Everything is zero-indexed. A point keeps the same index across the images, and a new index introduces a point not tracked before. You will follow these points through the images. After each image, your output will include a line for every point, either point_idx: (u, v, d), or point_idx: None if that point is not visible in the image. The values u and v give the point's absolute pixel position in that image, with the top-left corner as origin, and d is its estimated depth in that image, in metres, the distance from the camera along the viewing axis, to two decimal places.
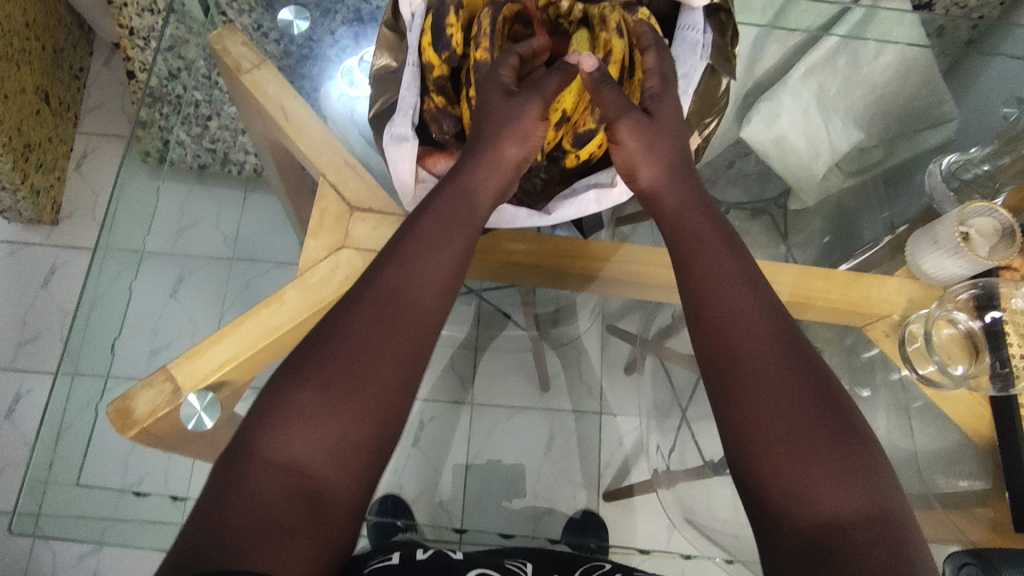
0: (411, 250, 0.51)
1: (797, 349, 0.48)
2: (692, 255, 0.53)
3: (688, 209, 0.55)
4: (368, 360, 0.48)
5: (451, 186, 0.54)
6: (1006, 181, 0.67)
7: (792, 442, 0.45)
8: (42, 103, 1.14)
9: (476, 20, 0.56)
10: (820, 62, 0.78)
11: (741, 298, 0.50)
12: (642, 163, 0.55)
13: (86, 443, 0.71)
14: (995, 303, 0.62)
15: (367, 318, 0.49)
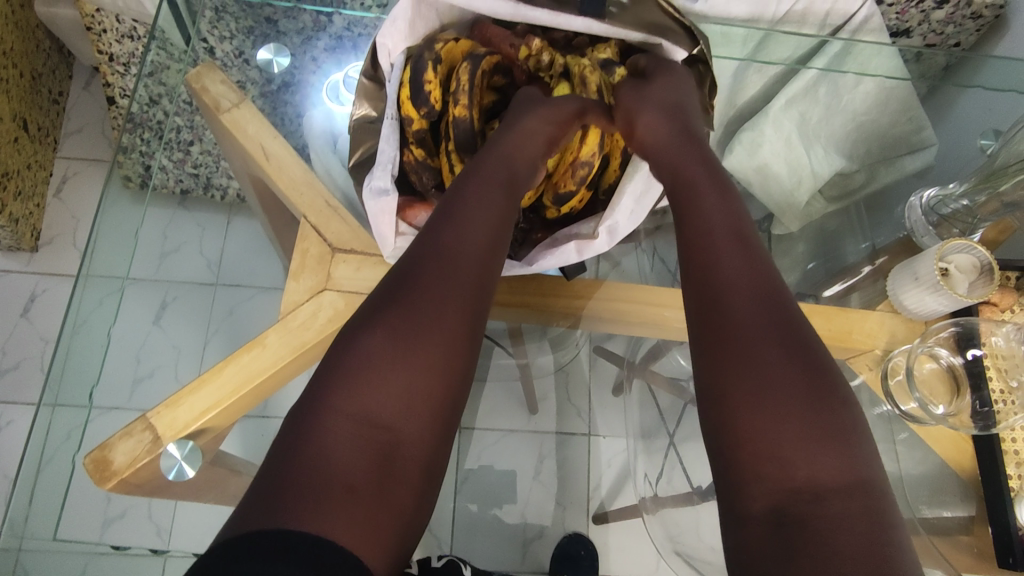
0: (455, 218, 0.53)
1: (784, 311, 0.48)
2: (690, 218, 0.53)
3: (691, 169, 0.55)
4: (419, 331, 0.49)
5: (492, 158, 0.56)
6: (985, 217, 0.69)
7: (780, 401, 0.44)
8: (20, 131, 1.12)
9: (455, 75, 0.55)
10: (801, 92, 0.78)
11: (751, 263, 0.50)
12: (640, 114, 0.57)
13: (63, 494, 0.65)
14: (975, 341, 0.63)
15: (425, 275, 0.51)
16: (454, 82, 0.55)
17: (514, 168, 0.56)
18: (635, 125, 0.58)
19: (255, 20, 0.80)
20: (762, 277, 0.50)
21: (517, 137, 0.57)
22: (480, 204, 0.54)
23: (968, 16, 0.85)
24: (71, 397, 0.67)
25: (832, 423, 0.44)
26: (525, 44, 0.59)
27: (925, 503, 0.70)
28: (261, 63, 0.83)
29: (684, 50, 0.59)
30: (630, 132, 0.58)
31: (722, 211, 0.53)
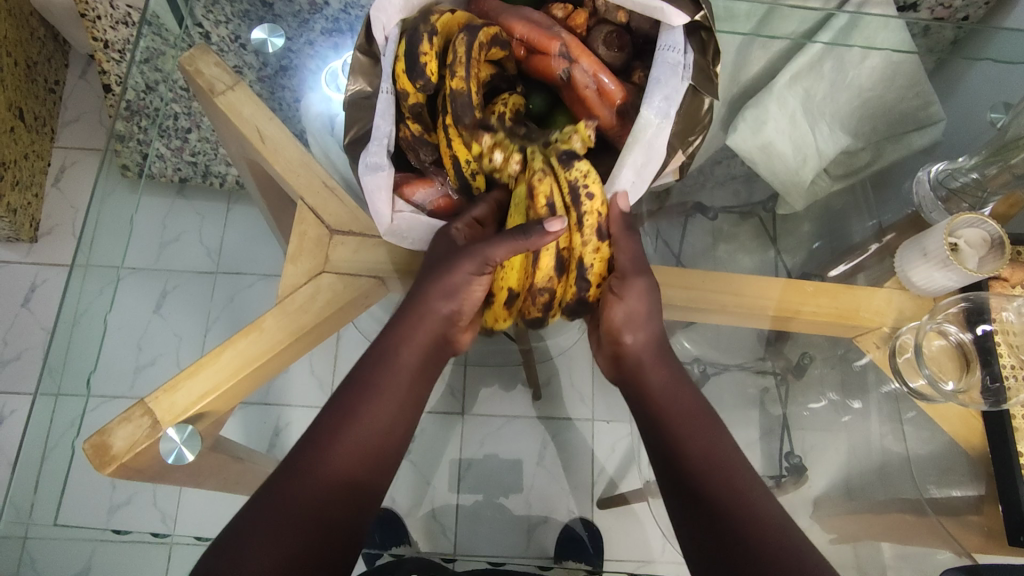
0: (368, 381, 0.57)
1: (728, 459, 0.55)
2: (656, 398, 0.58)
3: (663, 355, 0.59)
4: (343, 473, 0.53)
5: (387, 333, 0.59)
6: (995, 191, 0.68)
7: (741, 536, 0.50)
8: (16, 120, 1.11)
9: (450, 47, 0.52)
10: (806, 68, 0.76)
11: (679, 404, 0.59)
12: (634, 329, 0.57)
13: (64, 483, 0.66)
14: (985, 316, 0.62)
15: (336, 431, 0.55)
16: (450, 55, 0.52)
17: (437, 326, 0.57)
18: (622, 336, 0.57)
19: (252, 4, 0.81)
20: (692, 417, 0.58)
21: (427, 289, 0.56)
22: (395, 361, 0.57)
23: None
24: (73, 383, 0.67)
25: (770, 528, 0.50)
26: (475, 140, 0.53)
27: (933, 483, 0.70)
28: (255, 44, 0.81)
29: (687, 15, 0.52)
30: (617, 300, 0.55)
31: (665, 387, 0.59)
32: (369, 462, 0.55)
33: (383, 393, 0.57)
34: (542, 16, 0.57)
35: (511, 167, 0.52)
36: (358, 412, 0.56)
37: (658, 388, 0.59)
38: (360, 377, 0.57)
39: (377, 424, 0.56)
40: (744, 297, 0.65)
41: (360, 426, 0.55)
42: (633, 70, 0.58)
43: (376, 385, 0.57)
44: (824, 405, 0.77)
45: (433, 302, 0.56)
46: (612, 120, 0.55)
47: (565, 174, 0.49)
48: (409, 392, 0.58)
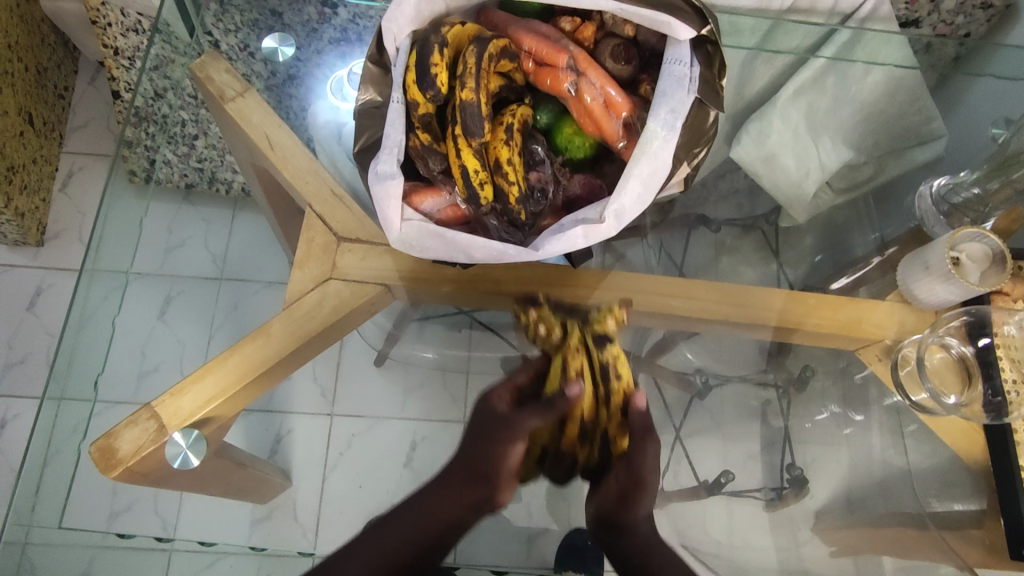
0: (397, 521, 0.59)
1: None
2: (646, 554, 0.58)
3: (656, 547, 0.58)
4: (349, 571, 0.55)
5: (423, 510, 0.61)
6: (996, 206, 0.68)
7: None
8: (26, 125, 1.12)
9: (461, 59, 0.53)
10: (809, 82, 0.77)
11: (665, 558, 0.58)
12: (647, 488, 0.57)
13: (70, 481, 0.66)
14: (986, 330, 0.63)
15: (360, 549, 0.57)
16: (461, 66, 0.53)
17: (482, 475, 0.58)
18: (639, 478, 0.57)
19: (261, 13, 0.82)
20: (672, 571, 0.57)
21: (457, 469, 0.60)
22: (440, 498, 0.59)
23: (978, 6, 0.84)
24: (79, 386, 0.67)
25: None
26: (525, 311, 0.61)
27: (934, 496, 0.70)
28: (265, 52, 0.82)
29: (693, 30, 0.54)
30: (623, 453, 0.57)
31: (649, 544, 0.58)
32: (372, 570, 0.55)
33: (407, 529, 0.58)
34: (550, 29, 0.58)
35: (556, 336, 0.58)
36: (385, 534, 0.58)
37: (649, 546, 0.58)
38: (402, 509, 0.60)
39: (393, 548, 0.57)
40: (746, 307, 0.66)
41: (381, 549, 0.57)
42: (640, 82, 0.59)
43: (411, 513, 0.59)
44: (826, 417, 0.77)
45: (477, 457, 0.57)
46: (618, 131, 0.56)
47: (598, 355, 0.57)
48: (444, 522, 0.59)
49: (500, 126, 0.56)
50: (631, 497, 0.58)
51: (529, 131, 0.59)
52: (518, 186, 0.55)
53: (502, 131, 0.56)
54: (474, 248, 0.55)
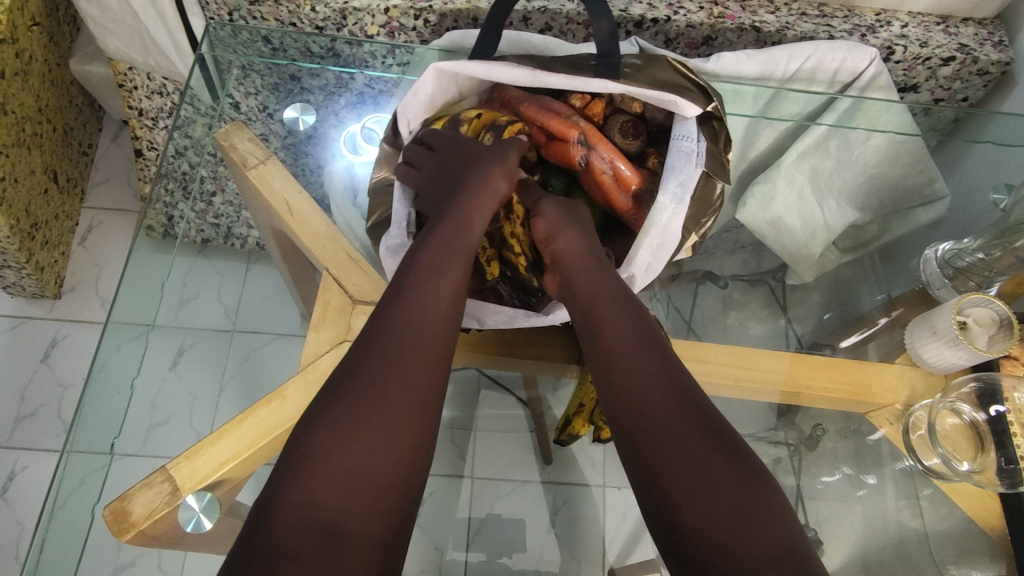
0: (405, 296, 0.54)
1: (688, 397, 0.50)
2: (600, 326, 0.55)
3: (610, 306, 0.56)
4: (382, 371, 0.50)
5: (420, 270, 0.55)
6: (1001, 271, 0.69)
7: (701, 467, 0.46)
8: (51, 182, 1.16)
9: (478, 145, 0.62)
10: (812, 147, 0.79)
11: (624, 335, 0.54)
12: (559, 236, 0.59)
13: (81, 547, 0.64)
14: (997, 398, 0.62)
15: (381, 353, 0.51)
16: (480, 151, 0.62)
17: (471, 230, 0.58)
18: (556, 236, 0.59)
19: (281, 77, 0.84)
20: (622, 316, 0.55)
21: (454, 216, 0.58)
22: (432, 285, 0.54)
23: (974, 72, 0.87)
24: (88, 442, 0.67)
25: (727, 448, 0.48)
26: None
27: (952, 562, 0.69)
28: (286, 120, 0.86)
29: (699, 107, 0.57)
30: (548, 240, 0.60)
31: (611, 319, 0.55)
32: (389, 363, 0.51)
33: (411, 308, 0.53)
34: (560, 104, 0.62)
35: None
36: (388, 354, 0.51)
37: (612, 334, 0.54)
38: (383, 311, 0.53)
39: (412, 333, 0.52)
40: (756, 372, 0.67)
41: (391, 376, 0.50)
42: (648, 156, 0.62)
43: (406, 324, 0.52)
44: (838, 478, 0.77)
45: (464, 206, 0.58)
46: (627, 204, 0.60)
47: None
48: (437, 319, 0.54)
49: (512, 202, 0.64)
50: (551, 242, 0.60)
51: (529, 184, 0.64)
52: (525, 256, 0.63)
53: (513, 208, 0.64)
54: (485, 313, 0.60)
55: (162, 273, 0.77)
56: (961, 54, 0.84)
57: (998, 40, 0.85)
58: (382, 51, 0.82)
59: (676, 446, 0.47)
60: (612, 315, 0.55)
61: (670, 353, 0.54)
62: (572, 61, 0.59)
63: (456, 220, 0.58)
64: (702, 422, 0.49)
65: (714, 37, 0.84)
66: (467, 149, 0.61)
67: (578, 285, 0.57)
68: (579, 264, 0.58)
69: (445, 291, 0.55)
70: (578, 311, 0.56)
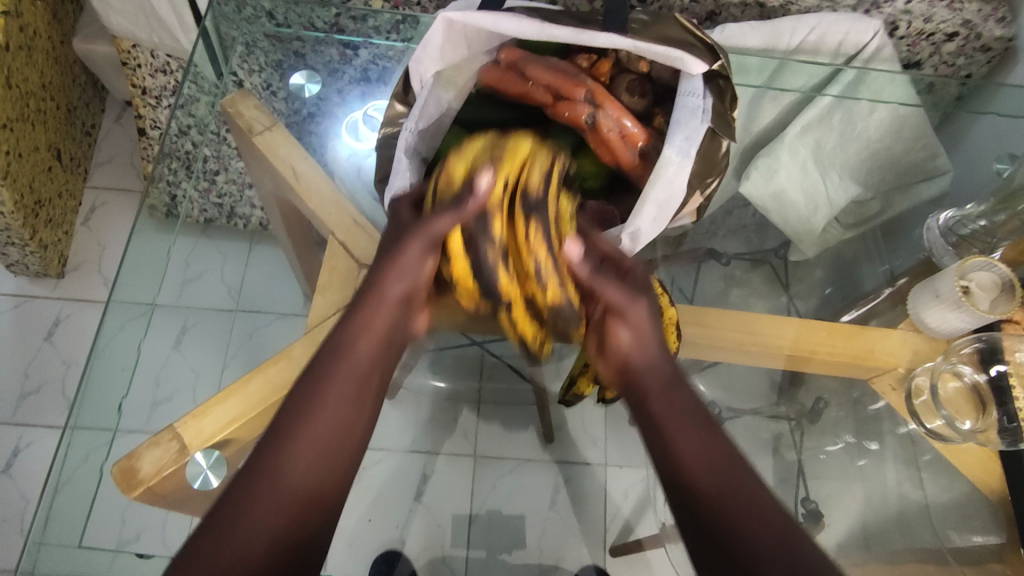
0: (313, 395, 0.50)
1: (738, 469, 0.49)
2: (658, 402, 0.52)
3: (669, 387, 0.53)
4: (286, 468, 0.47)
5: (324, 371, 0.51)
6: (1004, 237, 0.71)
7: (764, 538, 0.45)
8: (54, 159, 1.15)
9: (527, 229, 0.51)
10: (816, 119, 0.79)
11: (681, 414, 0.52)
12: (636, 344, 0.53)
13: (90, 504, 0.65)
14: (998, 357, 0.64)
15: (285, 451, 0.48)
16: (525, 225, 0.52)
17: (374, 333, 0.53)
18: (636, 348, 0.53)
19: (284, 54, 0.85)
20: (685, 411, 0.52)
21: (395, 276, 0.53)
22: (335, 384, 0.51)
23: (978, 48, 0.87)
24: (93, 420, 0.67)
25: (781, 523, 0.46)
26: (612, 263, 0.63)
27: (953, 528, 0.70)
28: (291, 89, 0.86)
29: (706, 63, 0.58)
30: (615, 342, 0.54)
31: (666, 391, 0.53)
32: (295, 463, 0.47)
33: (316, 403, 0.50)
34: (567, 64, 0.62)
35: None
36: (293, 447, 0.48)
37: (668, 410, 0.52)
38: (285, 410, 0.50)
39: (315, 429, 0.49)
40: (760, 336, 0.67)
41: (295, 472, 0.47)
42: (654, 116, 0.62)
43: (312, 419, 0.49)
44: (840, 448, 0.79)
45: (376, 304, 0.53)
46: (634, 160, 0.60)
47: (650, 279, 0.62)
48: (341, 418, 0.50)
49: (521, 227, 0.52)
50: (626, 347, 0.54)
51: None
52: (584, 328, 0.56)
53: (525, 239, 0.51)
54: None
55: (163, 252, 0.76)
56: (964, 29, 0.84)
57: (1002, 16, 0.85)
58: (387, 25, 0.82)
59: (734, 523, 0.46)
60: (682, 429, 0.51)
61: (735, 457, 0.50)
62: (581, 16, 0.60)
63: (374, 316, 0.53)
64: (758, 500, 0.47)
65: (718, 12, 0.84)
66: (406, 222, 0.55)
67: (637, 369, 0.53)
68: (655, 376, 0.53)
69: (350, 386, 0.51)
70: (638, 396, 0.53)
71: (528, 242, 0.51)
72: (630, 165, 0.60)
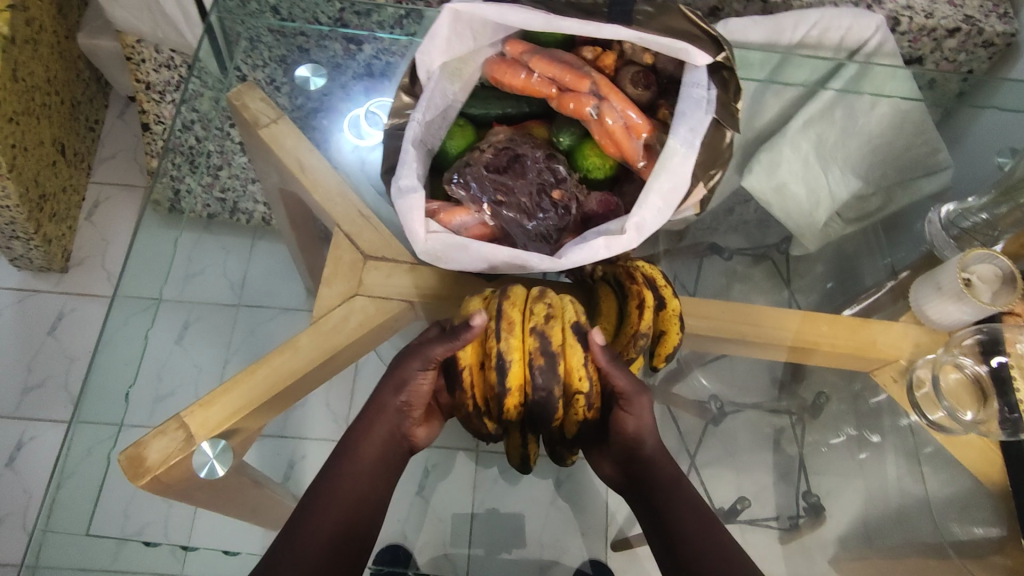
0: (343, 470, 0.55)
1: (728, 553, 0.52)
2: (660, 487, 0.55)
3: (670, 477, 0.56)
4: (324, 513, 0.53)
5: (346, 451, 0.56)
6: (1005, 229, 0.73)
7: None
8: (58, 154, 1.16)
9: (579, 370, 0.50)
10: (818, 114, 0.80)
11: (679, 501, 0.55)
12: (646, 437, 0.55)
13: (96, 493, 0.66)
14: (999, 349, 0.64)
15: (324, 504, 0.53)
16: (580, 380, 0.50)
17: (391, 420, 0.56)
18: (643, 440, 0.55)
19: (288, 49, 0.84)
20: (686, 504, 0.55)
21: (405, 385, 0.55)
22: (358, 453, 0.56)
23: (980, 44, 0.87)
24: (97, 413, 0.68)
25: None
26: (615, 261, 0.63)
27: (954, 520, 0.70)
28: (296, 83, 0.85)
29: (710, 55, 0.58)
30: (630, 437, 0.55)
31: (670, 483, 0.56)
32: (334, 509, 0.53)
33: (345, 469, 0.55)
34: (572, 56, 0.63)
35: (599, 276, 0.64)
36: (329, 495, 0.54)
37: (668, 499, 0.55)
38: (320, 478, 0.56)
39: (346, 484, 0.55)
40: (763, 328, 0.68)
41: (332, 509, 0.53)
42: (659, 107, 0.63)
43: (341, 479, 0.55)
44: (842, 441, 0.79)
45: (385, 401, 0.56)
46: (638, 151, 0.61)
47: (648, 270, 0.61)
48: (367, 478, 0.55)
49: (573, 358, 0.50)
50: (640, 443, 0.55)
51: (549, 153, 0.63)
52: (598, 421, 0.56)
53: (578, 371, 0.50)
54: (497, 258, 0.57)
55: (167, 248, 0.77)
56: (966, 25, 0.84)
57: (1003, 12, 0.86)
58: (391, 20, 0.83)
59: None
60: (681, 514, 0.54)
61: (730, 544, 0.53)
62: (586, 7, 0.60)
63: (382, 416, 0.56)
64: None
65: (721, 8, 0.86)
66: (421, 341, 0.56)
67: (643, 452, 0.56)
68: (657, 468, 0.56)
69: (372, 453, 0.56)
70: (642, 477, 0.56)
71: (579, 380, 0.50)
72: (633, 157, 0.61)
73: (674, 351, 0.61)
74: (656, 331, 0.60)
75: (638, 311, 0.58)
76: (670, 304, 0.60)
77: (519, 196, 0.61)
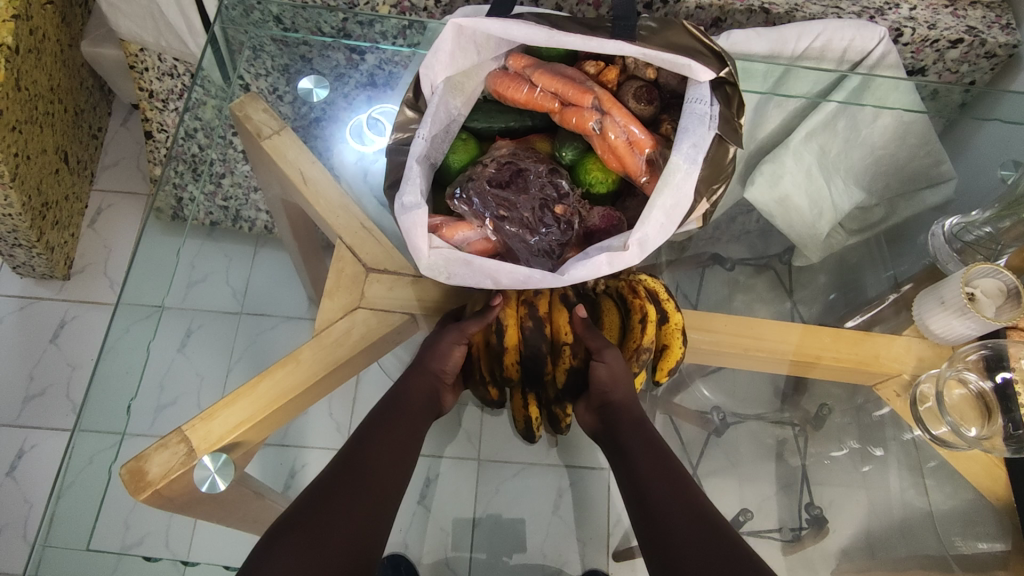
0: (385, 425, 0.60)
1: (678, 479, 0.57)
2: (619, 424, 0.59)
3: (633, 416, 0.60)
4: (366, 459, 0.57)
5: (384, 409, 0.61)
6: (1008, 243, 0.73)
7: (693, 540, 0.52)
8: (61, 163, 1.16)
9: (564, 325, 0.59)
10: (820, 126, 0.79)
11: (638, 437, 0.59)
12: (616, 386, 0.58)
13: (98, 505, 0.65)
14: (1004, 365, 0.63)
15: (370, 450, 0.58)
16: (564, 332, 0.59)
17: (425, 384, 0.63)
18: (615, 386, 0.58)
19: (291, 58, 0.84)
20: (644, 439, 0.59)
21: (433, 354, 0.62)
22: (398, 412, 0.61)
23: (982, 55, 0.87)
24: (97, 423, 0.67)
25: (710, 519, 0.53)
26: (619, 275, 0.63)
27: (958, 535, 0.70)
28: (299, 93, 0.84)
29: (714, 71, 0.58)
30: (605, 390, 0.58)
31: (633, 422, 0.59)
32: (375, 456, 0.58)
33: (387, 425, 0.60)
34: (575, 70, 0.63)
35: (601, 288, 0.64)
36: (371, 447, 0.58)
37: (629, 436, 0.59)
38: (361, 432, 0.60)
39: (385, 439, 0.59)
40: (766, 341, 0.68)
41: (374, 457, 0.58)
42: (661, 122, 0.63)
43: (380, 433, 0.59)
44: (845, 454, 0.78)
45: (419, 368, 0.63)
46: (641, 166, 0.60)
47: (654, 283, 0.61)
48: (404, 434, 0.60)
49: (561, 316, 0.59)
50: (608, 393, 0.58)
51: (551, 167, 0.63)
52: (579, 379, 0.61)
53: (565, 326, 0.59)
54: (500, 273, 0.56)
55: (169, 258, 0.76)
56: (969, 36, 0.84)
57: (1006, 23, 0.86)
58: (393, 30, 0.82)
59: (671, 519, 0.54)
60: (639, 447, 0.59)
61: (681, 470, 0.58)
62: (588, 22, 0.60)
63: (416, 378, 0.63)
64: (695, 505, 0.54)
65: (723, 18, 0.84)
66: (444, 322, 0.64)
67: (613, 400, 0.59)
68: (624, 412, 0.59)
69: (410, 415, 0.61)
70: (608, 418, 0.60)
71: (564, 334, 0.59)
72: (636, 172, 0.61)
73: (676, 367, 0.61)
74: (660, 342, 0.61)
75: (642, 325, 0.58)
76: (671, 318, 0.60)
77: (522, 211, 0.61)
